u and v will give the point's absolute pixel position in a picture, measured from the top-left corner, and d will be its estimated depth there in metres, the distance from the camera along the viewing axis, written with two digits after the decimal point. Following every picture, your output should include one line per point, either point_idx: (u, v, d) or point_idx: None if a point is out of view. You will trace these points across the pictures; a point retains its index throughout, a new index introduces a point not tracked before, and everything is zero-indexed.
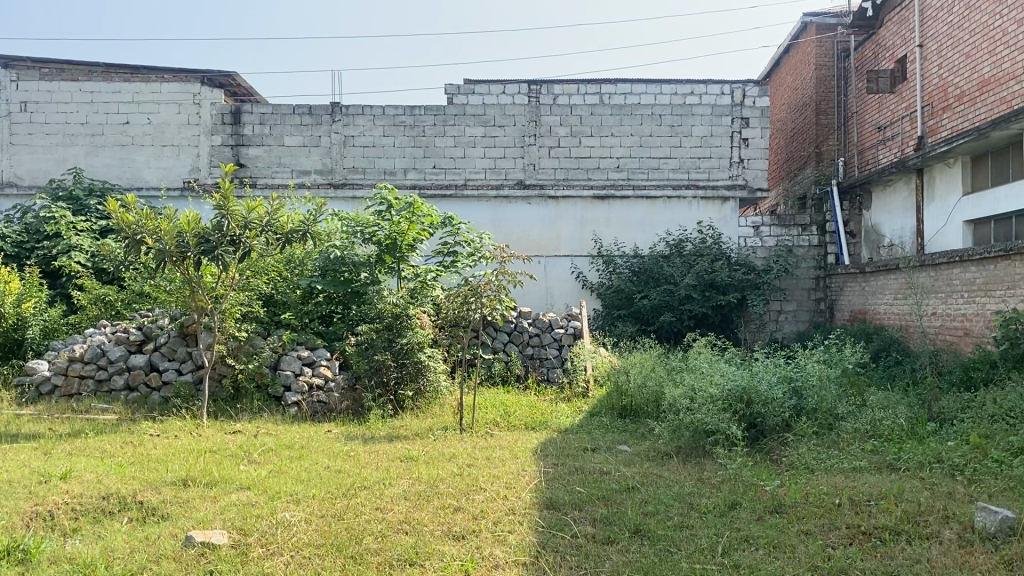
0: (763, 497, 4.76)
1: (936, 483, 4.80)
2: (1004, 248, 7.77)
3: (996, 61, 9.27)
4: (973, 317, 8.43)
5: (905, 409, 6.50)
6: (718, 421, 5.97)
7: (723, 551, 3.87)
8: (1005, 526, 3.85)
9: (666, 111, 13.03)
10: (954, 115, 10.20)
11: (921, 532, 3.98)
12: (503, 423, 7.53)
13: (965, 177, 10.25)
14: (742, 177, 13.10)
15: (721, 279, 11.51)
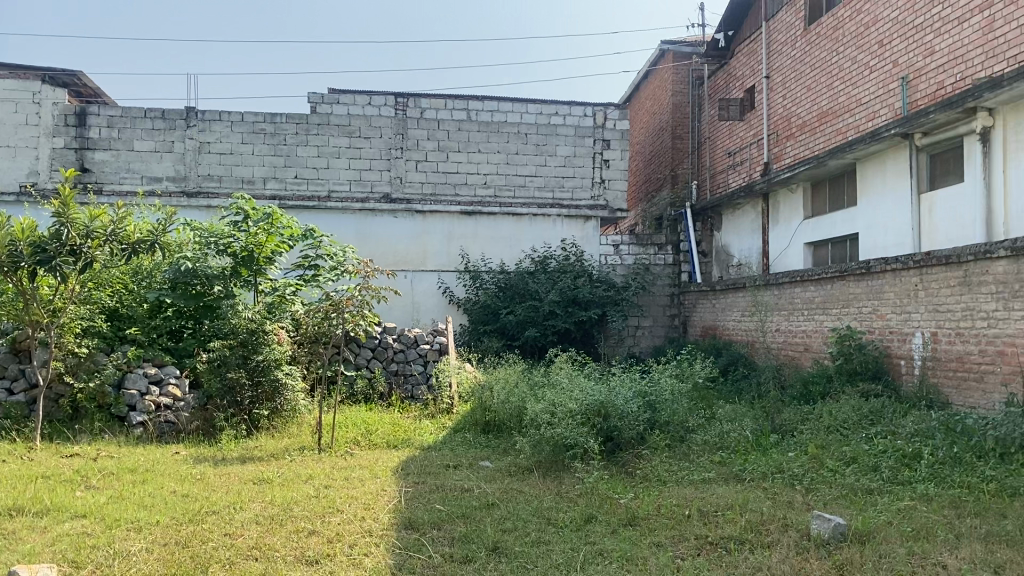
0: (618, 509, 4.87)
1: (777, 493, 5.05)
2: (839, 269, 8.34)
3: (833, 95, 9.94)
4: (812, 334, 8.95)
5: (751, 421, 6.82)
6: (577, 435, 6.06)
7: (578, 566, 3.92)
8: (839, 533, 4.08)
9: (531, 131, 13.25)
10: (796, 144, 10.85)
11: (763, 540, 4.16)
12: (364, 442, 7.38)
13: (807, 202, 10.93)
14: (603, 197, 13.47)
15: (583, 295, 11.77)
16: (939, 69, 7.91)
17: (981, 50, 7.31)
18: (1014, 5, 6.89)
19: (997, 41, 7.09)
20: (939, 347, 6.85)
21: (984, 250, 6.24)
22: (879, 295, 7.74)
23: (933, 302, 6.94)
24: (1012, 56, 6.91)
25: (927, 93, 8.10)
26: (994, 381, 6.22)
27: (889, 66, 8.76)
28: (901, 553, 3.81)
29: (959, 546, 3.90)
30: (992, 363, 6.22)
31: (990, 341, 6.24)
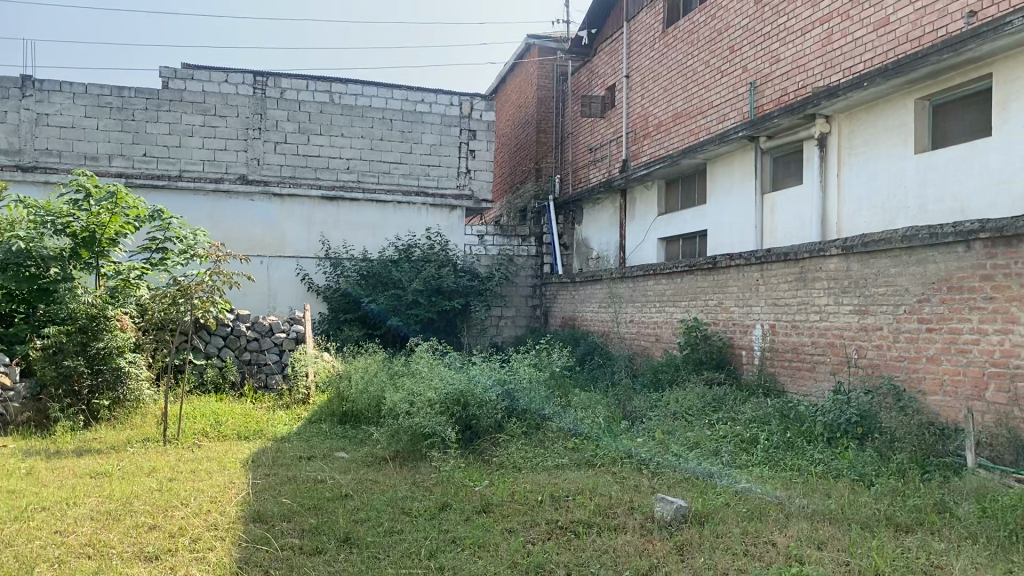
0: (472, 497, 4.91)
1: (625, 477, 5.24)
2: (688, 263, 8.70)
3: (687, 96, 10.34)
4: (663, 325, 9.32)
5: (604, 408, 7.03)
6: (435, 424, 6.04)
7: (430, 555, 3.93)
8: (680, 515, 4.27)
9: (396, 117, 13.10)
10: (653, 143, 11.23)
11: (610, 523, 4.30)
12: (212, 433, 7.11)
13: (661, 199, 11.36)
14: (468, 187, 13.54)
15: (447, 284, 11.77)
16: (784, 76, 8.37)
17: (821, 61, 7.79)
18: (850, 20, 7.38)
19: (834, 53, 7.58)
20: (777, 338, 7.28)
21: (818, 249, 6.67)
22: (724, 289, 8.14)
23: (772, 296, 7.37)
24: (848, 68, 7.40)
25: (772, 98, 8.56)
26: (824, 370, 6.67)
27: (739, 71, 9.21)
28: (736, 533, 4.03)
29: (787, 525, 4.16)
30: (823, 353, 6.67)
31: (821, 333, 6.68)
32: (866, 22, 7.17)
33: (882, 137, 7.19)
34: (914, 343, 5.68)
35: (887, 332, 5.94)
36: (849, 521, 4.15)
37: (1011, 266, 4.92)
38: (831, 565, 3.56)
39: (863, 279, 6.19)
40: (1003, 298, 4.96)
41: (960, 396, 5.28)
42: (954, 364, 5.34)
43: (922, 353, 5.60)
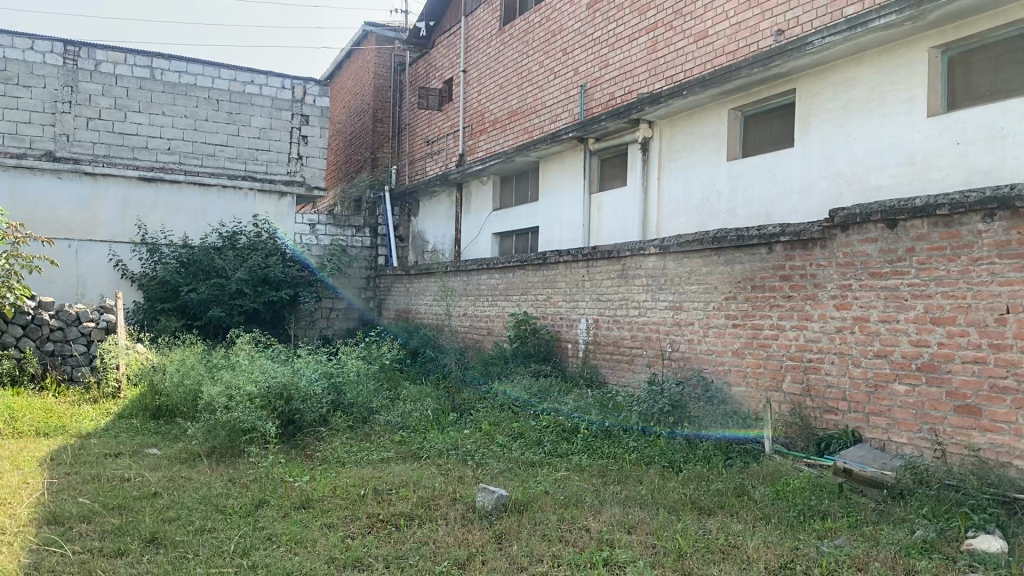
0: (291, 492, 4.78)
1: (450, 469, 5.26)
2: (520, 259, 8.86)
3: (522, 95, 10.52)
4: (494, 318, 9.44)
5: (432, 401, 7.01)
6: (256, 419, 5.84)
7: (243, 552, 3.79)
8: (500, 504, 4.35)
9: (223, 97, 12.51)
10: (488, 139, 11.34)
11: (431, 515, 4.31)
12: (6, 431, 6.52)
13: (494, 194, 11.51)
14: (299, 173, 13.16)
15: (274, 274, 11.40)
16: (611, 81, 8.68)
17: (646, 68, 8.14)
18: (673, 30, 7.75)
19: (658, 62, 7.94)
20: (600, 332, 7.55)
21: (639, 247, 6.97)
22: (553, 284, 8.36)
23: (596, 292, 7.64)
24: (671, 76, 7.77)
25: (600, 101, 8.86)
26: (641, 363, 6.99)
27: (570, 73, 9.47)
28: (553, 520, 4.14)
29: (601, 510, 4.33)
30: (641, 346, 6.98)
31: (640, 328, 6.99)
32: (687, 34, 7.56)
33: (699, 144, 7.61)
34: (721, 338, 6.05)
35: (698, 327, 6.30)
36: (658, 506, 4.37)
37: (806, 267, 5.33)
38: (639, 548, 3.74)
39: (679, 277, 6.53)
40: (799, 296, 5.38)
41: (761, 387, 5.69)
42: (756, 357, 5.73)
43: (728, 347, 5.98)
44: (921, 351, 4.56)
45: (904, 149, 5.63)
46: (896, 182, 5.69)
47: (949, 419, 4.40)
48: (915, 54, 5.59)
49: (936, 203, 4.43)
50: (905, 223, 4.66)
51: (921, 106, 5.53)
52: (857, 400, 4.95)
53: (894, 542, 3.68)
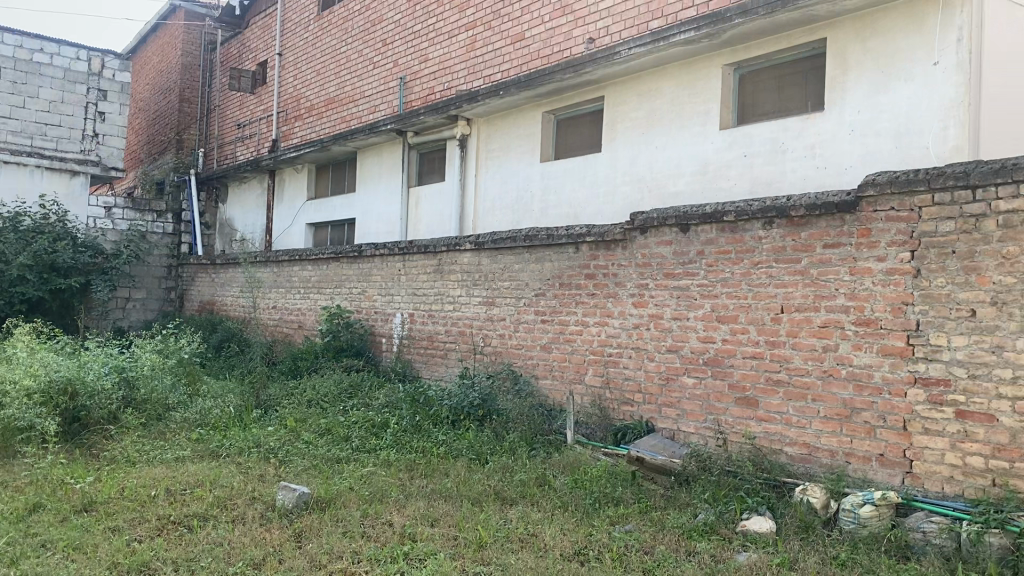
0: (72, 495, 4.43)
1: (250, 467, 5.07)
2: (334, 251, 8.68)
3: (340, 83, 10.31)
4: (306, 312, 9.20)
5: (235, 397, 6.71)
6: (33, 417, 5.38)
7: (11, 561, 3.48)
8: (301, 502, 4.25)
9: (6, 64, 11.37)
10: (303, 126, 11.02)
11: (228, 515, 4.14)
12: None
13: (309, 183, 11.21)
14: (94, 152, 12.19)
15: (63, 260, 10.52)
16: (430, 75, 8.68)
17: (464, 65, 8.21)
18: (491, 30, 7.87)
19: (477, 60, 8.03)
20: (414, 326, 7.54)
21: (453, 243, 7.02)
22: (367, 278, 8.26)
23: (411, 287, 7.62)
24: (487, 75, 7.87)
25: (419, 95, 8.83)
26: (454, 357, 7.06)
27: (389, 64, 9.38)
28: (356, 516, 4.09)
29: (406, 505, 4.32)
30: (453, 341, 7.05)
31: (453, 322, 7.05)
32: (505, 34, 7.69)
33: (514, 143, 7.78)
34: (531, 333, 6.22)
35: (509, 322, 6.43)
36: (461, 498, 4.42)
37: (609, 267, 5.58)
38: (441, 541, 3.77)
39: (491, 273, 6.64)
40: (602, 294, 5.62)
41: (565, 380, 5.90)
42: (562, 352, 5.94)
43: (537, 341, 6.15)
44: (708, 346, 4.90)
45: (698, 158, 6.02)
46: (691, 189, 6.07)
47: (730, 410, 4.76)
48: (710, 70, 5.98)
49: (724, 210, 4.75)
50: (697, 227, 4.97)
51: (714, 119, 5.93)
52: (651, 392, 5.24)
53: (679, 526, 3.92)
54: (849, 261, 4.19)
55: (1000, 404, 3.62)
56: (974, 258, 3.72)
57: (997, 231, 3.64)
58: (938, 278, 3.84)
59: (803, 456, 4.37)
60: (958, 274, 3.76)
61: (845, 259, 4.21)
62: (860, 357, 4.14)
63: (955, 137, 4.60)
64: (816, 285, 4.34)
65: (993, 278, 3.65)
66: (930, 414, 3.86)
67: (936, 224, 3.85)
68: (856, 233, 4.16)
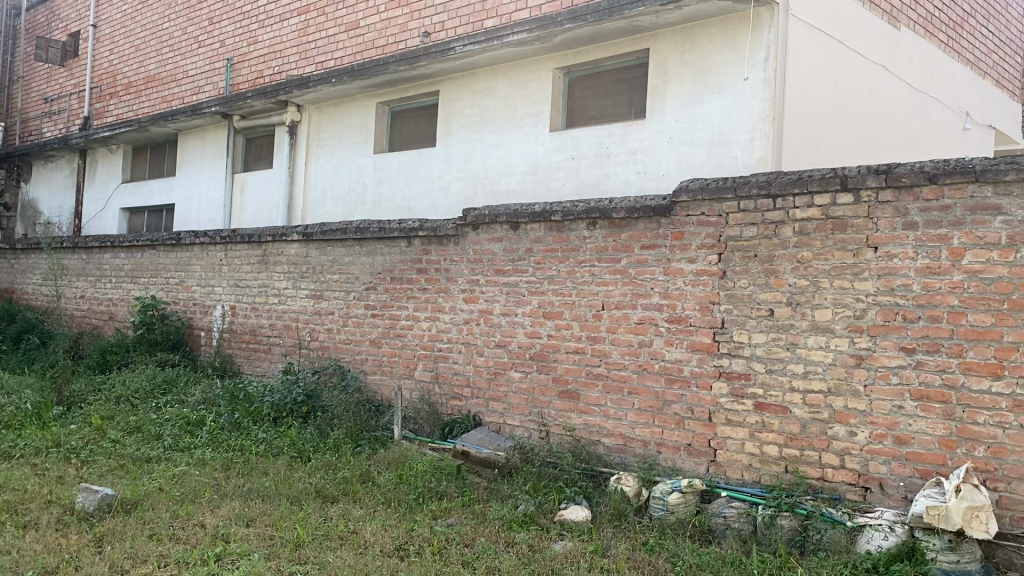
0: None
1: (47, 469, 4.70)
2: (150, 239, 8.19)
3: (161, 60, 9.73)
4: (118, 302, 8.63)
5: (33, 393, 6.18)
6: None
7: None
8: (104, 504, 3.98)
9: None
10: (120, 103, 10.32)
11: (18, 521, 3.82)
12: None
13: (124, 165, 10.52)
14: None
15: None
16: (260, 59, 8.36)
17: (296, 50, 7.97)
18: (324, 17, 7.68)
19: (309, 46, 7.81)
20: (236, 320, 7.25)
21: (280, 234, 6.80)
22: (186, 268, 7.85)
23: (234, 277, 7.32)
24: (320, 62, 7.68)
25: (247, 79, 8.49)
26: (279, 352, 6.85)
27: (216, 44, 8.95)
28: (164, 518, 3.88)
29: (220, 505, 4.15)
30: (278, 335, 6.83)
31: (278, 316, 6.84)
32: (339, 22, 7.53)
33: (347, 133, 7.64)
34: (360, 327, 6.13)
35: (338, 316, 6.31)
36: (279, 498, 4.29)
37: (440, 262, 5.59)
38: (256, 541, 3.65)
39: (320, 266, 6.49)
40: (432, 289, 5.62)
41: (394, 375, 5.86)
42: (391, 347, 5.89)
43: (366, 336, 6.08)
44: (534, 342, 5.01)
45: (529, 157, 6.15)
46: (521, 187, 6.18)
47: (553, 404, 4.89)
48: (542, 72, 6.12)
49: (551, 209, 4.87)
50: (525, 226, 5.06)
51: (544, 121, 6.08)
52: (479, 387, 5.30)
53: (500, 518, 3.99)
54: (663, 262, 4.41)
55: (793, 396, 3.92)
56: (773, 261, 4.00)
57: (793, 237, 3.94)
58: (742, 279, 4.11)
59: (619, 446, 4.56)
60: (760, 276, 4.05)
61: (660, 260, 4.42)
62: (672, 352, 4.36)
63: (761, 149, 4.93)
64: (634, 284, 4.54)
65: (790, 281, 3.95)
66: (733, 406, 4.13)
67: (741, 229, 4.11)
68: (671, 236, 4.38)
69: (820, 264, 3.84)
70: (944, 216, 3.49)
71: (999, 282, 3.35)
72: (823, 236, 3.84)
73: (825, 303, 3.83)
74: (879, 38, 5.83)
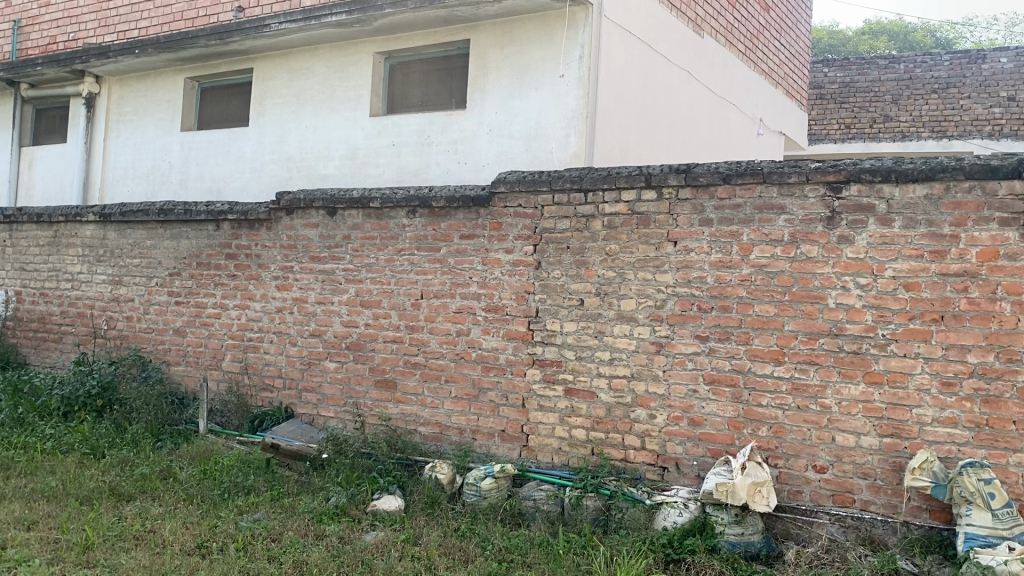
0: None
1: None
2: None
3: None
4: None
5: None
6: None
7: None
8: None
9: None
10: None
11: None
12: None
13: None
14: None
15: None
16: (52, 23, 7.68)
17: (95, 17, 7.38)
18: None
19: (109, 13, 7.27)
20: (21, 307, 6.65)
21: (74, 214, 6.29)
22: None
23: (20, 261, 6.71)
24: (122, 30, 7.16)
25: (37, 44, 7.78)
26: (71, 342, 6.34)
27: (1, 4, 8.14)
28: None
29: None
30: (71, 323, 6.32)
31: (71, 303, 6.33)
32: None
33: (151, 108, 7.18)
34: (162, 316, 5.79)
35: (138, 304, 5.92)
36: (67, 498, 3.99)
37: (251, 248, 5.37)
38: (38, 545, 3.38)
39: (119, 249, 6.06)
40: (243, 276, 5.40)
41: (200, 366, 5.58)
42: (197, 336, 5.61)
43: (169, 325, 5.75)
44: (350, 331, 4.93)
45: (347, 143, 6.03)
46: (339, 173, 6.06)
47: (369, 394, 4.84)
48: (362, 56, 6.01)
49: (369, 196, 4.80)
50: (342, 212, 4.97)
51: (364, 106, 5.97)
52: (291, 377, 5.15)
53: (309, 511, 3.90)
54: (481, 252, 4.46)
55: (599, 381, 4.09)
56: (584, 253, 4.15)
57: (602, 230, 4.10)
58: (555, 270, 4.23)
59: (434, 435, 4.58)
60: (571, 267, 4.18)
61: (478, 250, 4.47)
62: (488, 341, 4.43)
63: (575, 145, 5.10)
64: (452, 273, 4.56)
65: (598, 272, 4.11)
66: (544, 392, 4.25)
67: (555, 221, 4.24)
68: (488, 226, 4.44)
69: (626, 256, 4.03)
70: (735, 214, 3.75)
71: (781, 276, 3.65)
72: (629, 230, 4.02)
73: (629, 293, 4.02)
74: (685, 45, 6.18)
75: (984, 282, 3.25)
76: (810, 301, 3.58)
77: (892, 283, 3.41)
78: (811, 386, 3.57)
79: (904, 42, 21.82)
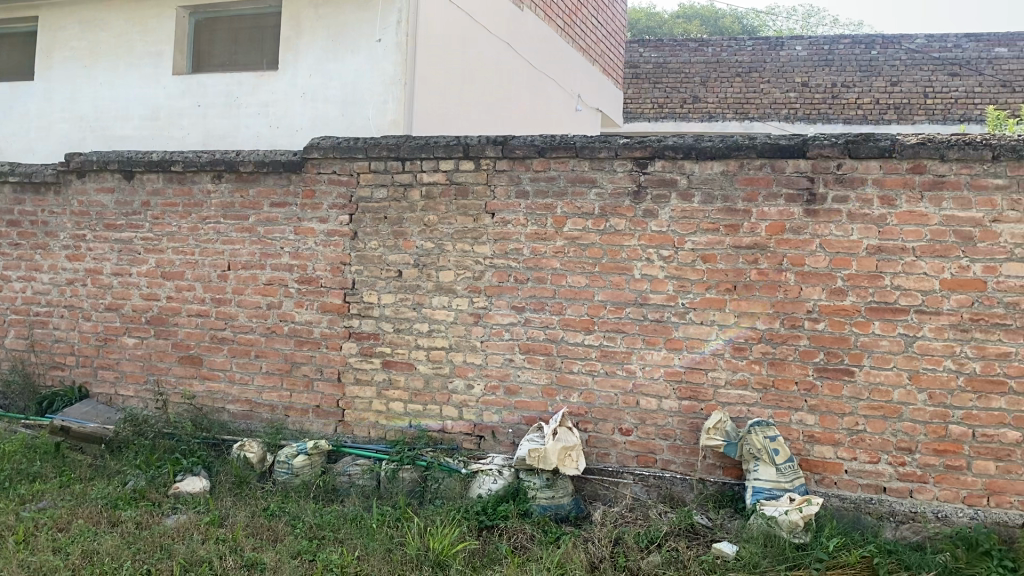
0: None
1: None
2: None
3: None
4: None
5: None
6: None
7: None
8: None
9: None
10: None
11: None
12: None
13: None
14: None
15: None
16: None
17: None
18: None
19: None
20: None
21: None
22: None
23: None
24: None
25: None
26: None
27: None
28: None
29: None
30: None
31: None
32: None
33: None
34: None
35: None
36: None
37: (37, 214, 4.91)
38: None
39: None
40: (27, 245, 4.94)
41: None
42: None
43: None
44: (151, 304, 4.62)
45: (148, 102, 5.62)
46: (139, 134, 5.65)
47: (172, 370, 4.57)
48: (165, 9, 5.61)
49: (171, 158, 4.50)
50: (141, 176, 4.63)
51: (167, 62, 5.59)
52: (85, 355, 4.78)
53: (102, 496, 3.65)
54: (294, 221, 4.30)
55: (417, 353, 4.07)
56: (401, 224, 4.09)
57: (420, 200, 4.06)
58: (371, 241, 4.15)
59: (244, 412, 4.40)
60: (388, 238, 4.11)
61: (290, 219, 4.31)
62: (302, 314, 4.29)
63: (393, 112, 5.00)
64: (262, 243, 4.37)
65: (416, 243, 4.06)
66: (361, 364, 4.17)
67: (371, 190, 4.14)
68: (301, 194, 4.28)
69: (443, 227, 4.01)
70: (550, 186, 3.81)
71: (592, 248, 3.75)
72: (446, 201, 4.00)
73: (447, 264, 4.00)
74: (504, 15, 6.19)
75: (773, 253, 3.48)
76: (617, 272, 3.71)
77: (692, 255, 3.59)
78: (618, 353, 3.71)
79: (713, 27, 23.10)
